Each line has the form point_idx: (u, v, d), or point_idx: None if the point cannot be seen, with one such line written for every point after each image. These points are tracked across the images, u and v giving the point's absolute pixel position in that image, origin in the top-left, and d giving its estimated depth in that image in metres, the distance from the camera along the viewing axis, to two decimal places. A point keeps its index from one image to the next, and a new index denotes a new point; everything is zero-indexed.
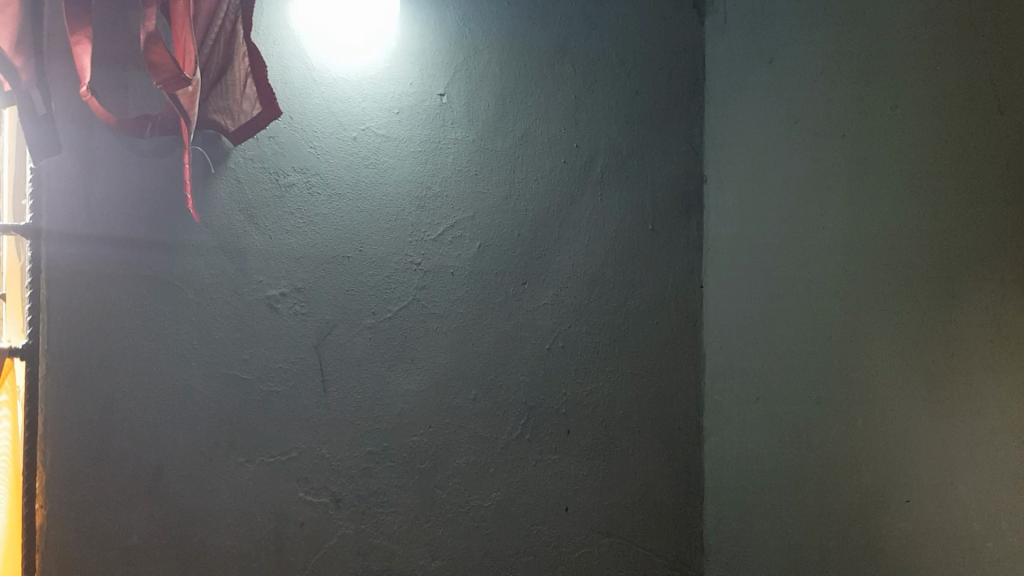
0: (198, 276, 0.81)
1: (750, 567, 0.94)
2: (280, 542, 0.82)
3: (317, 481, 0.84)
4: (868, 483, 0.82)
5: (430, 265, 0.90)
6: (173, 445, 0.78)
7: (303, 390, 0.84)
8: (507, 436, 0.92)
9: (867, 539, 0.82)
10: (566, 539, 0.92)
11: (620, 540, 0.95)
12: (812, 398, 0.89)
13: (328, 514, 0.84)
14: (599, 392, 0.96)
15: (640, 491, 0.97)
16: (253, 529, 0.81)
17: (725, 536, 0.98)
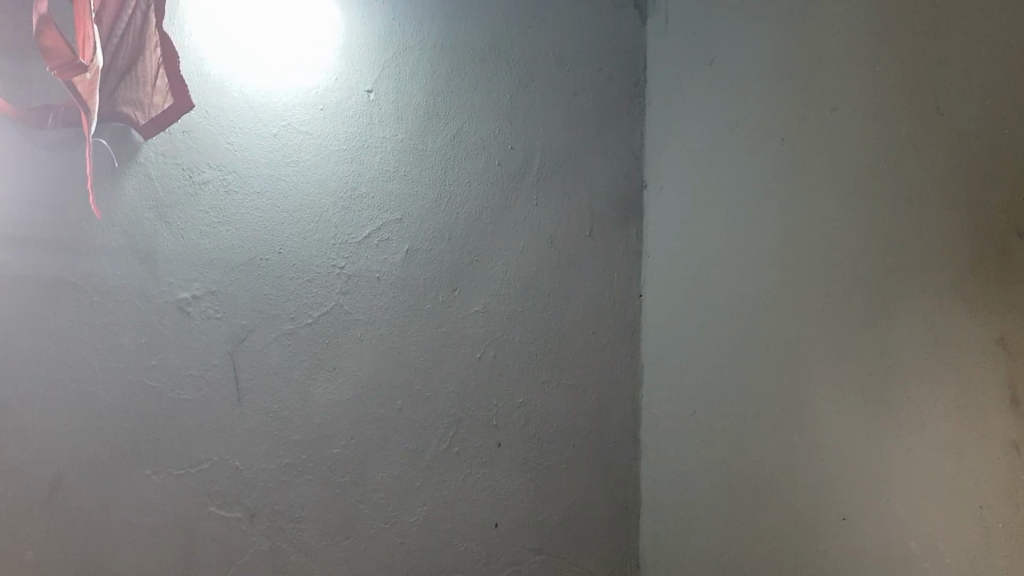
0: (104, 276, 0.77)
1: None
2: (190, 559, 0.77)
3: (229, 494, 0.79)
4: (807, 500, 0.78)
5: (355, 269, 0.86)
6: (74, 456, 0.74)
7: (215, 398, 0.79)
8: (436, 448, 0.88)
9: (800, 559, 0.78)
10: (495, 555, 0.90)
11: (551, 558, 0.93)
12: (750, 410, 0.85)
13: (240, 530, 0.79)
14: (531, 404, 0.94)
15: (573, 506, 0.95)
16: (160, 545, 0.76)
17: (661, 552, 0.96)
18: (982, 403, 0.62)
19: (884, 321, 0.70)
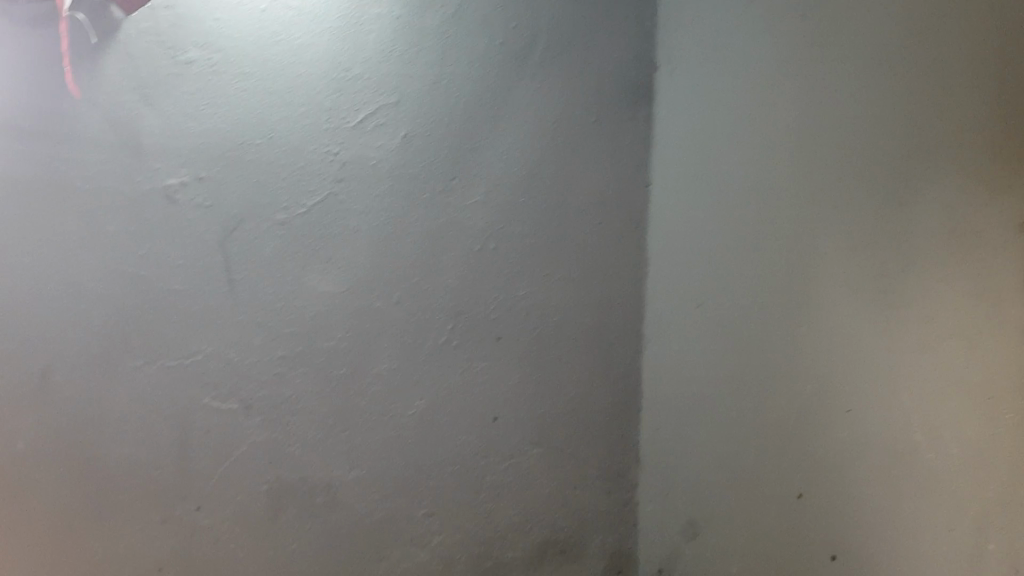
0: (87, 159, 0.73)
1: (688, 480, 0.91)
2: (185, 450, 0.76)
3: (223, 386, 0.78)
4: (813, 394, 0.76)
5: (349, 156, 0.82)
6: (64, 347, 0.72)
7: (207, 289, 0.77)
8: (433, 341, 0.86)
9: (804, 450, 0.78)
10: (493, 448, 0.89)
11: (549, 452, 0.92)
12: (756, 303, 0.83)
13: (236, 421, 0.78)
14: (531, 298, 0.91)
15: (573, 401, 0.93)
16: (155, 435, 0.75)
17: (662, 446, 0.94)
18: (999, 292, 0.60)
19: (901, 210, 0.68)
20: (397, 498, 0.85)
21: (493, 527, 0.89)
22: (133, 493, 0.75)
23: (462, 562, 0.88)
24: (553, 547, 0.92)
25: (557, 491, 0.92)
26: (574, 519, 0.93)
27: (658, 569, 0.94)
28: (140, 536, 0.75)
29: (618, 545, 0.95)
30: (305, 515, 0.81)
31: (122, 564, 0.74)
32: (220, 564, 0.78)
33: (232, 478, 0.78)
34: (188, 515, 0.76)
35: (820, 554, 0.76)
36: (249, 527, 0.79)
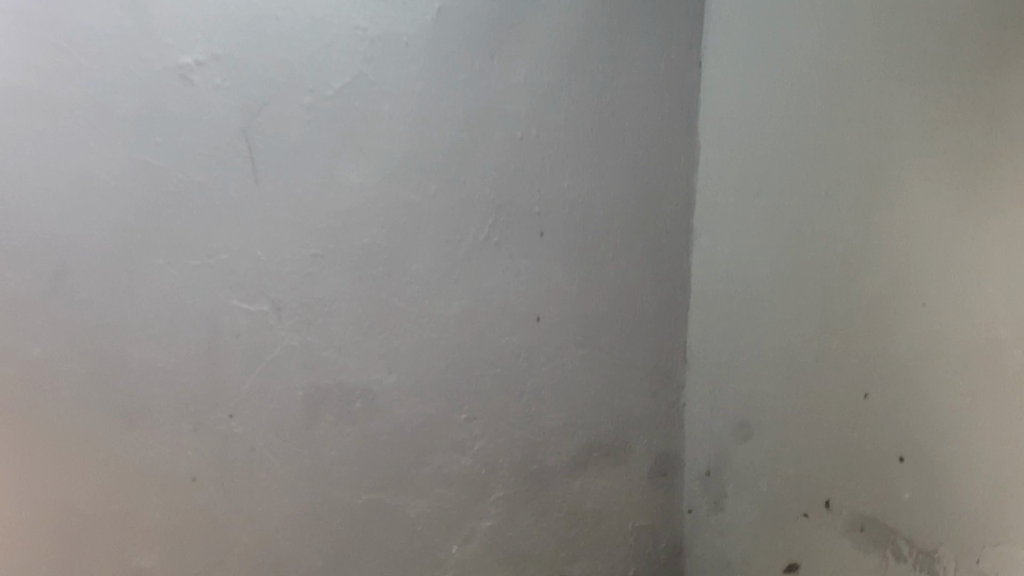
0: (95, 38, 0.67)
1: (741, 380, 0.86)
2: (214, 355, 0.72)
3: (252, 287, 0.73)
4: (885, 289, 0.71)
5: (378, 32, 0.75)
6: (78, 243, 0.68)
7: (228, 181, 0.71)
8: (473, 238, 0.80)
9: (873, 349, 0.73)
10: (536, 351, 0.84)
11: (593, 352, 0.86)
12: (820, 193, 0.77)
13: (267, 325, 0.73)
14: (576, 189, 0.84)
15: (620, 300, 0.87)
16: (182, 340, 0.71)
17: (711, 347, 0.89)
18: None
19: (987, 85, 0.61)
20: (438, 404, 0.80)
21: (536, 432, 0.85)
22: (162, 400, 0.71)
23: (506, 467, 0.84)
24: (598, 450, 0.88)
25: (602, 392, 0.87)
26: (619, 421, 0.89)
27: (707, 471, 0.90)
28: (172, 445, 0.72)
29: (663, 447, 0.91)
30: (342, 422, 0.77)
31: (156, 473, 0.72)
32: (256, 472, 0.74)
33: (265, 384, 0.74)
34: (221, 423, 0.73)
35: (890, 457, 0.72)
36: (285, 434, 0.75)
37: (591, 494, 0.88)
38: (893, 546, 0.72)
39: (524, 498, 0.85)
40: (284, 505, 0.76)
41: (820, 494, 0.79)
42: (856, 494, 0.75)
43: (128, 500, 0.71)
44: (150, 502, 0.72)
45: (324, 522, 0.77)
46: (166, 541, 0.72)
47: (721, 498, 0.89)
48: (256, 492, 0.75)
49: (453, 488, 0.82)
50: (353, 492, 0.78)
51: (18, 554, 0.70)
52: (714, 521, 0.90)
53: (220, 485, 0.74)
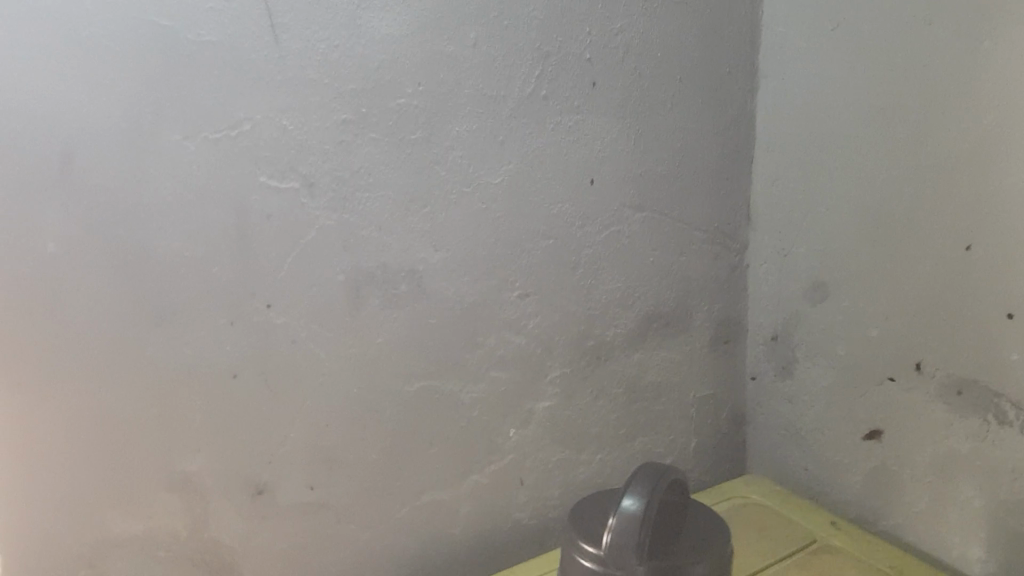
0: None
1: (813, 238, 0.80)
2: (245, 240, 0.64)
3: (279, 161, 0.64)
4: (991, 127, 0.63)
5: None
6: (84, 120, 0.57)
7: (245, 39, 0.61)
8: (518, 94, 0.72)
9: (975, 196, 0.65)
10: (592, 217, 0.77)
11: (654, 216, 0.80)
12: (914, 21, 0.67)
13: (300, 203, 0.65)
14: (632, 34, 0.75)
15: (679, 157, 0.80)
16: (208, 225, 0.63)
17: (780, 203, 0.83)
18: None
19: None
20: (490, 281, 0.74)
21: (594, 304, 0.79)
22: (193, 292, 0.63)
23: (564, 344, 0.78)
24: (659, 321, 0.83)
25: (663, 259, 0.81)
26: (681, 288, 0.83)
27: (774, 336, 0.86)
28: (208, 340, 0.64)
29: (725, 313, 0.86)
30: (388, 306, 0.70)
31: (192, 372, 0.64)
32: (300, 365, 0.68)
33: (303, 270, 0.67)
34: (259, 314, 0.66)
35: (995, 314, 0.66)
36: (328, 323, 0.68)
37: (653, 367, 0.83)
38: (995, 408, 0.68)
39: (582, 375, 0.80)
40: (331, 398, 0.70)
41: (910, 357, 0.73)
42: (953, 355, 0.70)
43: (165, 404, 0.64)
44: (190, 404, 0.65)
45: (375, 413, 0.71)
46: (210, 444, 0.66)
47: (789, 364, 0.85)
48: (303, 387, 0.68)
49: (510, 369, 0.76)
50: (404, 380, 0.72)
51: (42, 476, 0.61)
52: (782, 388, 0.86)
53: (263, 381, 0.67)
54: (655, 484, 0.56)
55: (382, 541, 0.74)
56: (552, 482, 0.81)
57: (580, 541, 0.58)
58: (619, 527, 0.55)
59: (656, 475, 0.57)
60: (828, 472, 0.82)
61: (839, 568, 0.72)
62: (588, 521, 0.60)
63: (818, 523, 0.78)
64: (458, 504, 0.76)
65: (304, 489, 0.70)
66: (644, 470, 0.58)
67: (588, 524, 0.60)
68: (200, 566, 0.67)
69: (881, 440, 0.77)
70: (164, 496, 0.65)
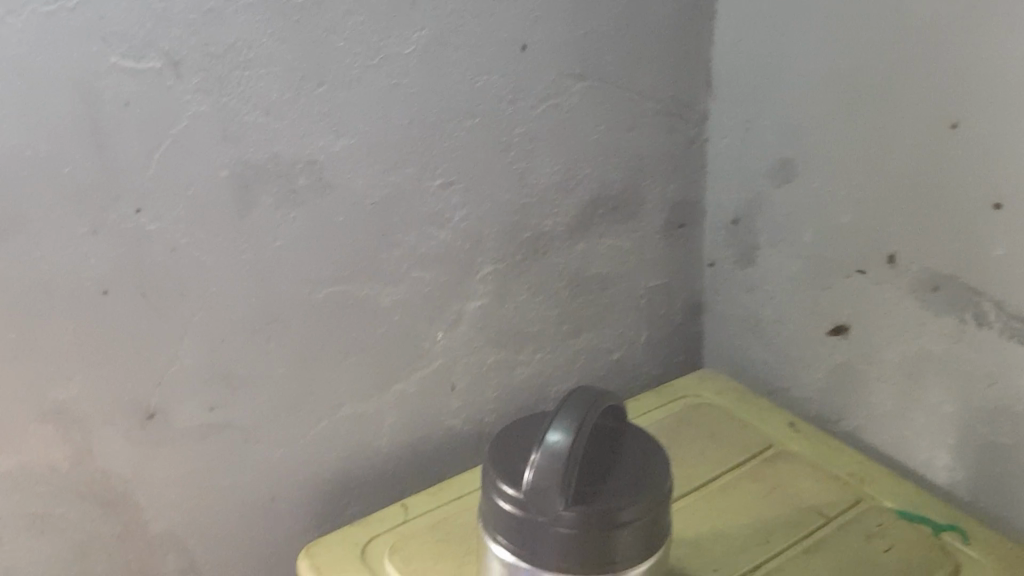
0: None
1: (781, 108, 0.70)
2: (100, 134, 0.54)
3: (134, 36, 0.53)
4: None
5: None
6: None
7: None
8: None
9: (969, 62, 0.55)
10: (523, 90, 0.66)
11: (597, 86, 0.69)
12: None
13: (165, 87, 0.55)
14: None
15: (628, 15, 0.68)
16: (52, 117, 0.52)
17: (745, 66, 0.72)
18: None
19: None
20: (406, 170, 0.64)
21: (528, 191, 0.70)
22: (42, 198, 0.54)
23: (494, 237, 0.70)
24: (605, 206, 0.74)
25: (609, 136, 0.71)
26: (631, 168, 0.74)
27: (735, 219, 0.77)
28: (69, 253, 0.55)
29: (681, 192, 0.77)
30: (285, 205, 0.61)
31: (53, 290, 0.56)
32: (183, 276, 0.59)
33: (177, 166, 0.57)
34: (129, 220, 0.56)
35: (981, 202, 0.57)
36: (212, 227, 0.59)
37: (597, 257, 0.75)
38: (975, 307, 0.60)
39: (516, 271, 0.72)
40: (223, 310, 0.61)
41: (883, 248, 0.65)
42: (930, 246, 0.61)
43: (25, 326, 0.55)
44: (56, 325, 0.56)
45: (278, 324, 0.64)
46: (86, 369, 0.58)
47: (750, 251, 0.76)
48: (189, 300, 0.60)
49: (432, 268, 0.68)
50: (309, 288, 0.64)
51: None
52: (742, 277, 0.78)
53: (142, 295, 0.58)
54: (586, 415, 0.49)
55: (297, 458, 0.68)
56: (486, 386, 0.74)
57: (497, 479, 0.51)
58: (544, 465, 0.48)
59: (589, 405, 0.50)
60: (788, 367, 0.76)
61: (795, 477, 0.67)
62: (509, 453, 0.53)
63: (775, 426, 0.72)
64: (380, 415, 0.70)
65: (202, 410, 0.63)
66: (574, 399, 0.50)
67: (509, 455, 0.52)
68: (88, 498, 0.60)
69: (847, 336, 0.70)
70: (37, 426, 0.57)
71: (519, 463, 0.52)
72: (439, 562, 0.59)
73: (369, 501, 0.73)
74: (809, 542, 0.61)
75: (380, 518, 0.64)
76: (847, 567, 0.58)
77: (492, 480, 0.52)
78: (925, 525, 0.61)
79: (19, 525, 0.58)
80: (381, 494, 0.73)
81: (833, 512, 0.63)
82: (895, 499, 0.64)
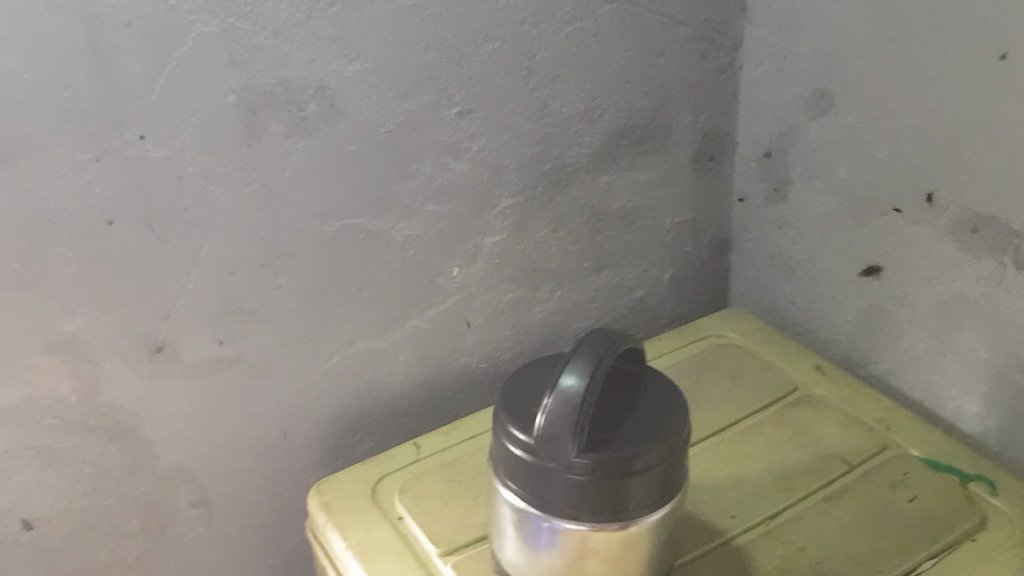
0: None
1: (820, 35, 0.65)
2: (100, 56, 0.51)
3: None
4: None
5: None
6: None
7: None
8: None
9: None
10: (547, 12, 0.63)
11: (625, 10, 0.65)
12: None
13: (168, 6, 0.52)
14: None
15: None
16: (49, 37, 0.50)
17: None
18: None
19: None
20: (422, 98, 0.61)
21: (550, 121, 0.67)
22: (40, 123, 0.51)
23: (514, 169, 0.67)
24: (630, 137, 0.70)
25: (636, 63, 0.68)
26: (659, 97, 0.70)
27: (767, 153, 0.73)
28: (70, 181, 0.53)
29: (711, 124, 0.74)
30: (295, 133, 0.58)
31: (54, 219, 0.54)
32: (190, 206, 0.57)
33: (181, 92, 0.54)
34: (132, 147, 0.54)
35: None
36: (219, 156, 0.57)
37: (621, 191, 0.72)
38: (1016, 251, 0.57)
39: (536, 204, 0.69)
40: (231, 242, 0.59)
41: (921, 187, 0.61)
42: (972, 186, 0.58)
43: (27, 256, 0.54)
44: (59, 255, 0.55)
45: (288, 257, 0.62)
46: (91, 301, 0.57)
47: (782, 186, 0.73)
48: (197, 232, 0.58)
49: (448, 200, 0.66)
50: (321, 220, 0.62)
51: None
52: (771, 214, 0.75)
53: (147, 225, 0.57)
54: (602, 358, 0.47)
55: (308, 393, 0.67)
56: (502, 322, 0.73)
57: (508, 422, 0.49)
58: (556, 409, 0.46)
59: (605, 348, 0.48)
60: (816, 308, 0.73)
61: (818, 423, 0.65)
62: (522, 395, 0.51)
63: (800, 369, 0.70)
64: (394, 351, 0.69)
65: (211, 344, 0.62)
66: (590, 340, 0.48)
67: (522, 398, 0.51)
68: (97, 431, 0.60)
69: (879, 278, 0.67)
70: (42, 358, 0.56)
71: (532, 406, 0.50)
72: (452, 502, 0.58)
73: (382, 436, 0.72)
74: (829, 490, 0.59)
75: (393, 456, 0.63)
76: (867, 516, 0.57)
77: (503, 424, 0.50)
78: (953, 477, 0.59)
79: (26, 457, 0.58)
80: (393, 429, 0.72)
81: (857, 460, 0.61)
82: (921, 448, 0.62)
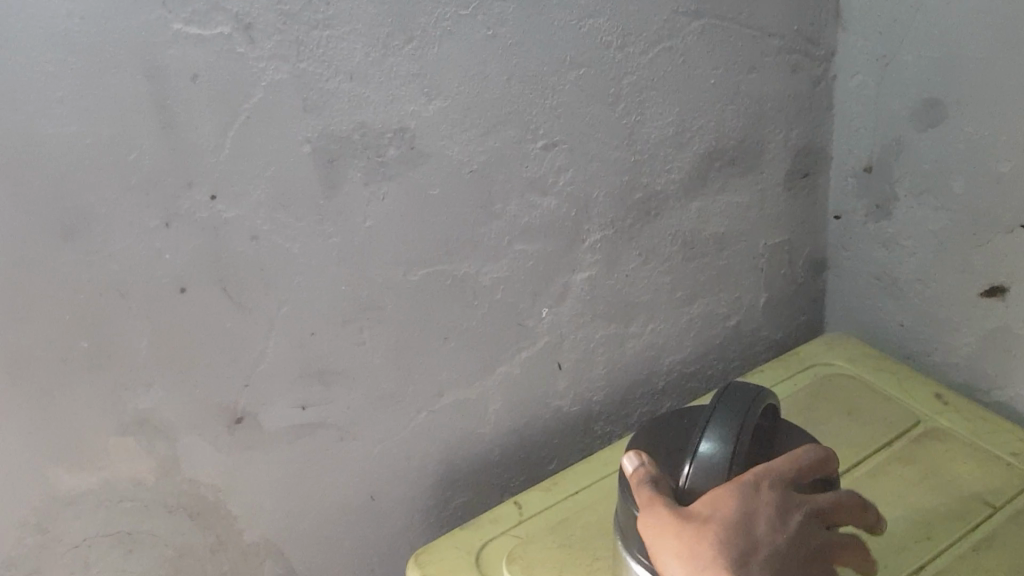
0: None
1: (927, 39, 0.60)
2: (166, 112, 0.47)
3: None
4: None
5: None
6: None
7: None
8: None
9: None
10: (633, 32, 0.58)
11: (714, 25, 0.61)
12: None
13: (237, 55, 0.48)
14: None
15: None
16: (113, 97, 0.45)
17: None
18: None
19: None
20: (505, 132, 0.57)
21: (639, 148, 0.62)
22: (107, 190, 0.47)
23: (603, 201, 0.63)
24: (720, 159, 0.66)
25: (725, 80, 0.63)
26: (750, 114, 0.65)
27: (868, 167, 0.68)
28: (140, 248, 0.49)
29: (805, 138, 0.69)
30: (376, 180, 0.54)
31: (124, 290, 0.50)
32: (268, 266, 0.53)
33: (253, 145, 0.50)
34: (203, 207, 0.50)
35: None
36: (297, 209, 0.52)
37: (713, 216, 0.68)
38: None
39: (626, 236, 0.65)
40: (314, 300, 0.55)
41: None
42: None
43: (98, 333, 0.50)
44: (131, 329, 0.51)
45: (373, 312, 0.57)
46: (165, 375, 0.53)
47: (887, 201, 0.68)
48: (276, 293, 0.54)
49: (536, 239, 0.61)
50: (405, 270, 0.57)
51: None
52: (876, 230, 0.70)
53: (222, 289, 0.52)
54: (746, 416, 0.43)
55: (397, 453, 0.62)
56: (594, 362, 0.68)
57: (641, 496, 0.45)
58: (700, 479, 0.42)
59: (747, 403, 0.44)
60: (932, 329, 0.68)
61: (951, 460, 0.60)
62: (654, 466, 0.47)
63: (921, 400, 0.66)
64: (484, 401, 0.65)
65: (293, 410, 0.57)
66: (729, 398, 0.44)
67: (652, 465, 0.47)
68: (177, 509, 0.56)
69: (1007, 297, 0.61)
70: (117, 439, 0.53)
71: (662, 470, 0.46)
72: (567, 570, 0.54)
73: (475, 490, 0.67)
74: (978, 537, 0.54)
75: (494, 518, 0.59)
76: None
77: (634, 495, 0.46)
78: None
79: (106, 544, 0.55)
80: (486, 482, 0.67)
81: (1001, 502, 0.56)
82: None
